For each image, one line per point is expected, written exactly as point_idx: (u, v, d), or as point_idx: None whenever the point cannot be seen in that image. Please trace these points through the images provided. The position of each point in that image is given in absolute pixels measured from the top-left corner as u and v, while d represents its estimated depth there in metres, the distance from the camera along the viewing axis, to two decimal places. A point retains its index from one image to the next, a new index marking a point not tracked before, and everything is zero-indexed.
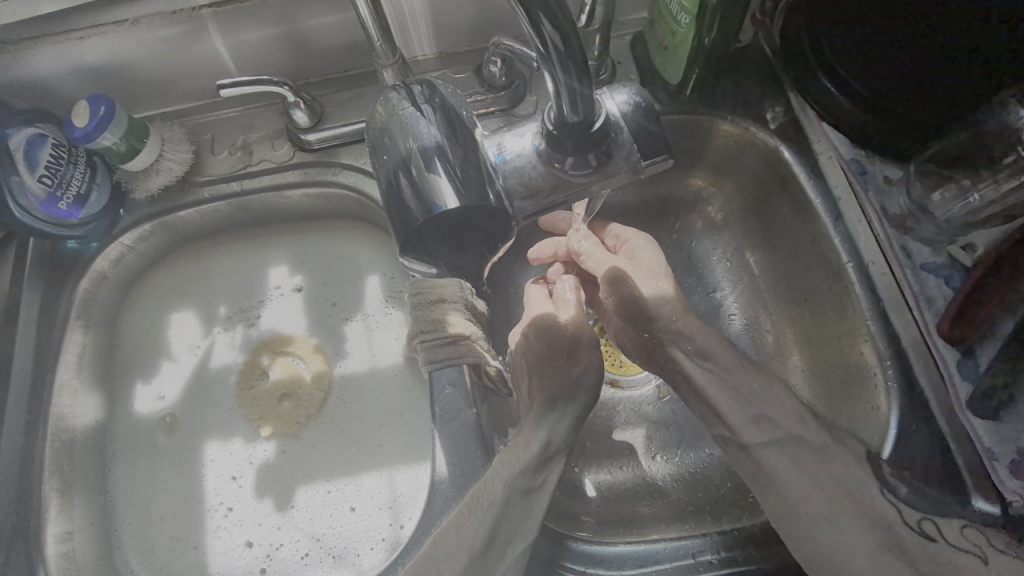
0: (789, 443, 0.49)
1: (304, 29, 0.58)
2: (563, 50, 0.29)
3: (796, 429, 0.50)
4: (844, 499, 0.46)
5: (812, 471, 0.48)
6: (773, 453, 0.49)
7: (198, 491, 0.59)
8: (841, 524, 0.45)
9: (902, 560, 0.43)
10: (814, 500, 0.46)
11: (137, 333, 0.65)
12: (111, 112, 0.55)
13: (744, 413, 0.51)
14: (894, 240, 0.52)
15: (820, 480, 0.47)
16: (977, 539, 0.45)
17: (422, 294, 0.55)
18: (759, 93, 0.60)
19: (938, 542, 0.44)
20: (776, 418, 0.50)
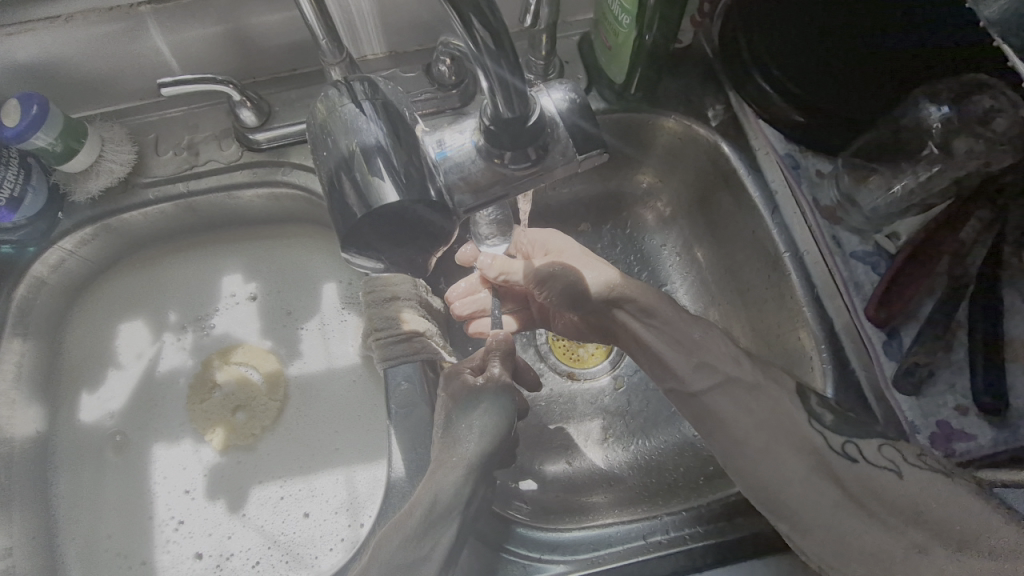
0: (717, 380, 0.51)
1: (249, 27, 0.58)
2: (494, 49, 0.30)
3: (735, 373, 0.51)
4: (781, 429, 0.47)
5: (749, 408, 0.49)
6: (717, 397, 0.50)
7: (147, 508, 0.58)
8: (776, 457, 0.46)
9: (835, 483, 0.44)
10: (753, 438, 0.47)
11: (83, 341, 0.63)
12: (44, 111, 0.53)
13: (688, 363, 0.53)
14: (825, 230, 0.55)
15: (754, 418, 0.48)
16: (894, 457, 0.45)
17: (376, 292, 0.56)
18: (700, 92, 0.62)
19: (859, 463, 0.45)
20: (703, 353, 0.53)
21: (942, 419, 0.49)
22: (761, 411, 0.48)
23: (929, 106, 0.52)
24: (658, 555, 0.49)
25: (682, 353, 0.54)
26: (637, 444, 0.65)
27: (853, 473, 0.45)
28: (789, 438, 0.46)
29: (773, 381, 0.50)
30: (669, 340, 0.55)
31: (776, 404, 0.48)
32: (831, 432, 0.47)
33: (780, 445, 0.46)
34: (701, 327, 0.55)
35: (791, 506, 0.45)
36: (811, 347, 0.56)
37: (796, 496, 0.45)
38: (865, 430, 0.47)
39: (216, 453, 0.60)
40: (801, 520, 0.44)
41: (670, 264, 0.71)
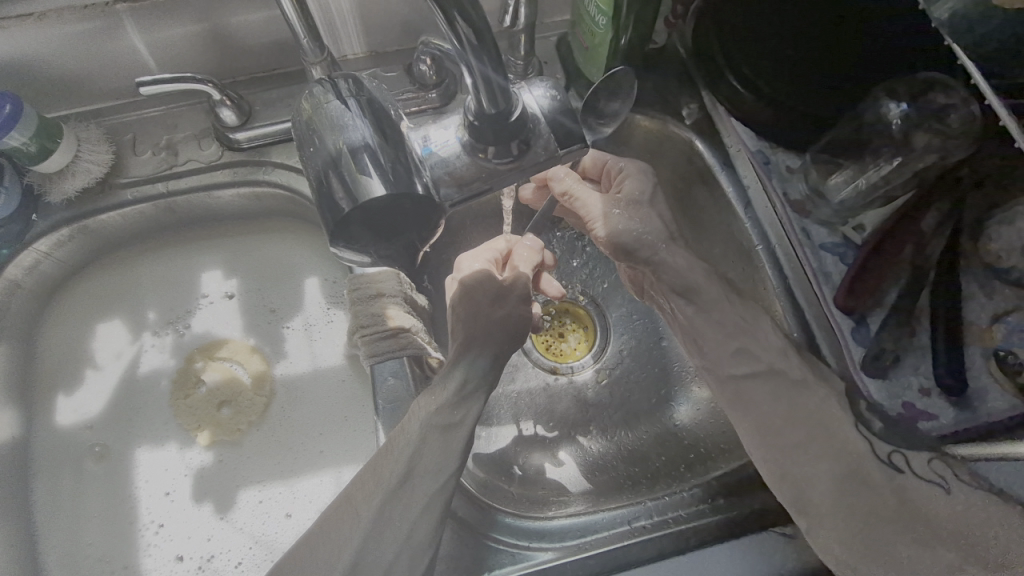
0: (757, 369, 0.54)
1: (228, 26, 0.58)
2: (478, 45, 0.31)
3: (777, 364, 0.53)
4: (826, 430, 0.50)
5: (787, 400, 0.52)
6: (755, 385, 0.54)
7: (130, 510, 0.57)
8: (811, 454, 0.50)
9: (870, 492, 0.48)
10: (791, 430, 0.51)
11: (60, 343, 0.62)
12: (18, 110, 0.52)
13: (726, 347, 0.56)
14: (795, 223, 0.57)
15: (796, 411, 0.52)
16: (942, 471, 0.48)
17: (362, 289, 0.56)
18: (675, 91, 0.65)
19: (904, 473, 0.48)
20: (739, 337, 0.56)
21: (907, 400, 0.51)
22: (800, 406, 0.52)
23: (887, 103, 0.55)
24: (641, 540, 0.50)
25: (722, 336, 0.57)
26: (620, 435, 0.67)
27: (893, 485, 0.48)
28: (835, 441, 0.50)
29: (820, 381, 0.53)
30: (708, 322, 0.58)
31: (818, 403, 0.52)
32: (879, 440, 0.50)
33: (817, 441, 0.50)
34: (745, 311, 0.57)
35: (818, 506, 0.48)
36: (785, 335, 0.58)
37: (827, 498, 0.48)
38: (914, 441, 0.50)
39: (201, 450, 0.59)
40: (825, 522, 0.47)
41: None
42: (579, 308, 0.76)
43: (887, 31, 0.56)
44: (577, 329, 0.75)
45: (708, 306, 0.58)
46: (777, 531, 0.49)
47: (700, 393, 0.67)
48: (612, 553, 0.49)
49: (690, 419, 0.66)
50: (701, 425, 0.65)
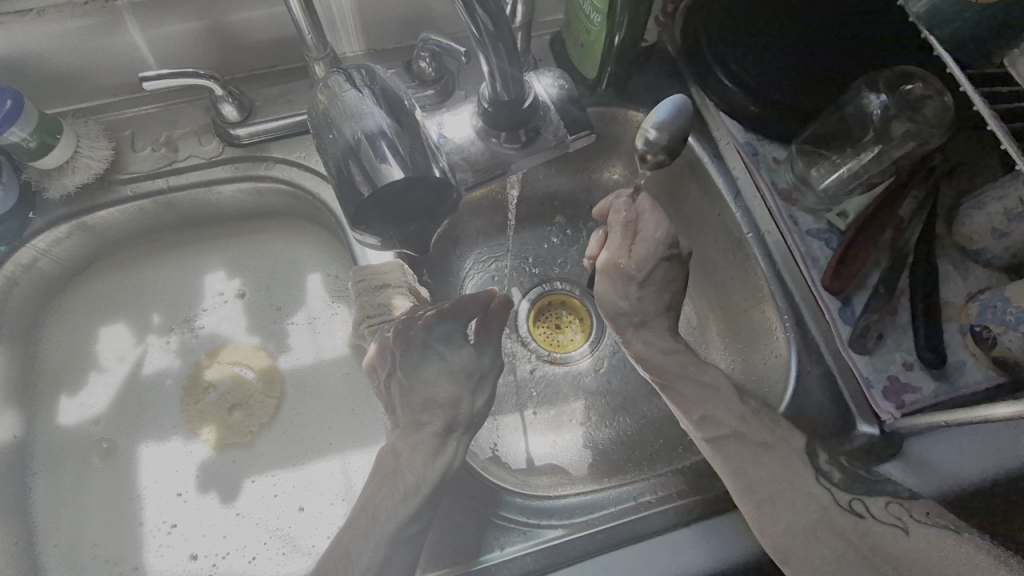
0: (721, 428, 0.52)
1: (229, 24, 0.58)
2: (493, 32, 0.33)
3: (740, 428, 0.51)
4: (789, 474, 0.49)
5: (752, 458, 0.50)
6: (725, 447, 0.51)
7: (137, 511, 0.57)
8: (778, 502, 0.48)
9: (838, 538, 0.46)
10: (758, 482, 0.49)
11: (62, 343, 0.62)
12: (19, 105, 0.52)
13: (694, 411, 0.53)
14: (784, 211, 0.61)
15: (761, 464, 0.50)
16: (899, 512, 0.47)
17: (367, 281, 0.57)
18: (665, 88, 0.67)
19: (866, 518, 0.47)
20: (703, 401, 0.53)
21: (892, 373, 0.55)
22: (767, 465, 0.50)
23: (869, 94, 0.57)
24: (646, 516, 0.51)
25: (687, 398, 0.54)
26: (619, 422, 0.69)
27: (860, 529, 0.46)
28: (797, 489, 0.49)
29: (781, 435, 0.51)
30: (673, 385, 0.55)
31: (781, 459, 0.50)
32: (840, 488, 0.49)
33: (783, 491, 0.49)
34: (708, 371, 0.55)
35: (793, 552, 0.46)
36: (775, 318, 0.60)
37: (798, 540, 0.47)
38: (876, 488, 0.49)
39: (210, 450, 0.59)
40: (803, 565, 0.46)
41: None
42: (575, 300, 0.77)
43: (863, 28, 0.59)
44: (575, 321, 0.76)
45: (667, 369, 0.56)
46: None
47: None
48: (621, 528, 0.50)
49: None
50: None
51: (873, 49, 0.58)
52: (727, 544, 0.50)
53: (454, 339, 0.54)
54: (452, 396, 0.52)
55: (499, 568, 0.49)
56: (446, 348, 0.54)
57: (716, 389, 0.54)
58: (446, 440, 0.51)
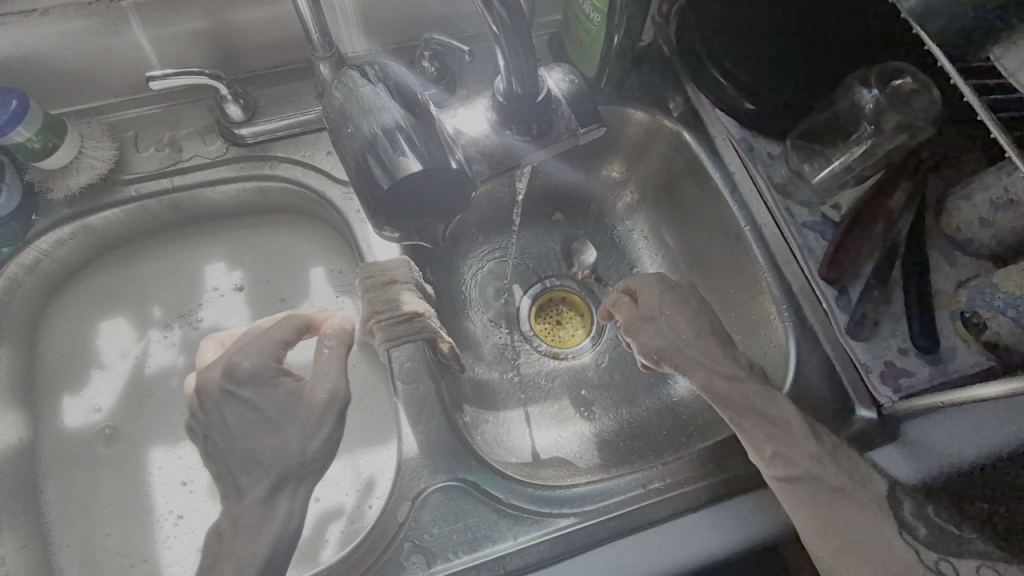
0: (795, 470, 0.49)
1: (232, 24, 0.59)
2: (509, 26, 0.34)
3: (816, 470, 0.49)
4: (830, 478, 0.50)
5: (833, 508, 0.48)
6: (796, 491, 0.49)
7: (145, 503, 0.57)
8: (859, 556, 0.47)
9: None
10: (835, 534, 0.48)
11: (62, 340, 0.61)
12: (24, 105, 0.52)
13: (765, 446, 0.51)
14: (780, 203, 0.62)
15: (843, 518, 0.48)
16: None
17: (374, 277, 0.58)
18: (662, 88, 0.69)
19: None
20: (775, 440, 0.51)
21: (889, 359, 0.56)
22: (846, 514, 0.48)
23: (861, 91, 0.58)
24: (655, 502, 0.52)
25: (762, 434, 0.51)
26: (621, 415, 0.70)
27: None
28: (866, 528, 0.47)
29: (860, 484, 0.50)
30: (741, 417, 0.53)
31: (867, 513, 0.48)
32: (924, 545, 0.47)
33: (863, 545, 0.47)
34: (784, 411, 0.52)
35: None
36: (773, 308, 0.63)
37: None
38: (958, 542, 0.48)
39: None
40: None
41: (644, 248, 0.77)
42: (576, 296, 0.78)
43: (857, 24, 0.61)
44: (575, 317, 0.78)
45: (737, 401, 0.53)
46: None
47: None
48: (631, 514, 0.51)
49: (688, 392, 0.70)
50: (699, 398, 0.69)
51: (865, 43, 0.60)
52: (736, 528, 0.51)
53: (262, 375, 0.49)
54: (274, 445, 0.48)
55: (510, 556, 0.49)
56: (252, 388, 0.49)
57: (790, 431, 0.51)
58: (277, 492, 0.48)
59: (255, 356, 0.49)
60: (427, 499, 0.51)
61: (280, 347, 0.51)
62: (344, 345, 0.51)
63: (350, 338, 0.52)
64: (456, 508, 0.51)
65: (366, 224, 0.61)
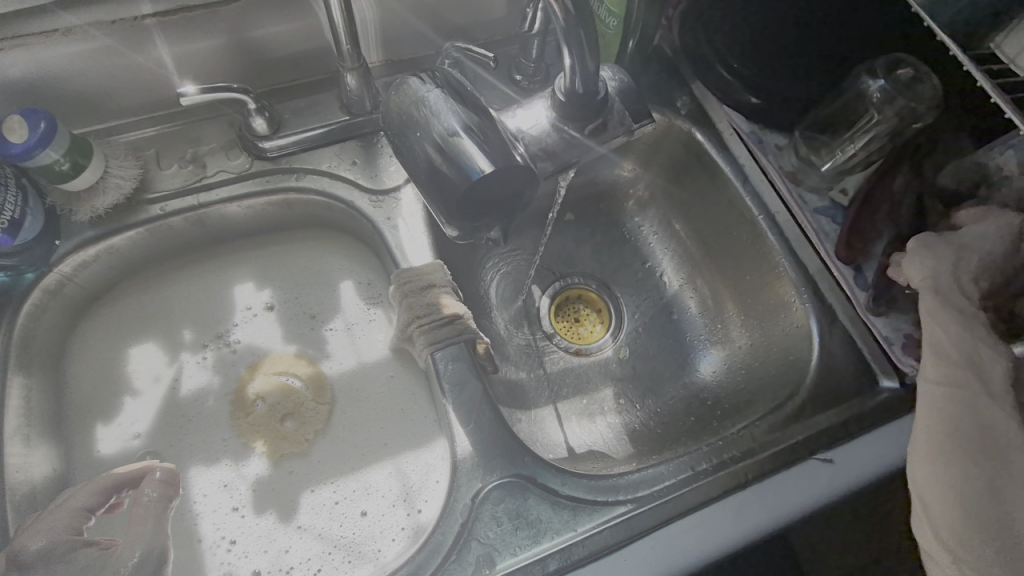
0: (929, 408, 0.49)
1: (253, 39, 0.59)
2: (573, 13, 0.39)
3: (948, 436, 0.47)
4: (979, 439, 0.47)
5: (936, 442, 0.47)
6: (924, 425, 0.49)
7: (193, 529, 0.55)
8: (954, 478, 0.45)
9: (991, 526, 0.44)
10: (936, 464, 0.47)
11: (92, 367, 0.60)
12: (53, 126, 0.51)
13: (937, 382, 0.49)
14: (794, 191, 0.66)
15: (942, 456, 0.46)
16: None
17: (412, 282, 0.58)
18: (669, 87, 0.72)
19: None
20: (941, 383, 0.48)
21: (907, 330, 0.60)
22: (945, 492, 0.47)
23: (868, 79, 0.61)
24: (705, 483, 0.54)
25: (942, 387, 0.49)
26: (649, 405, 0.72)
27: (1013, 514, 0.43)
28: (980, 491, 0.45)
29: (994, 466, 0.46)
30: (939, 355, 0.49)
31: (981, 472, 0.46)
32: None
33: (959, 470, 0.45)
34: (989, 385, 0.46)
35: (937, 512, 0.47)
36: (792, 292, 0.65)
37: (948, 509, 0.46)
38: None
39: (255, 468, 0.58)
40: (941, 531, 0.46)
41: (656, 242, 0.79)
42: (592, 293, 0.79)
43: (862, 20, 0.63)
44: (592, 313, 0.78)
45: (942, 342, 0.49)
46: (820, 458, 0.55)
47: (718, 351, 0.73)
48: (682, 497, 0.53)
49: (712, 375, 0.72)
50: (722, 382, 0.71)
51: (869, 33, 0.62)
52: (784, 500, 0.53)
53: (55, 550, 0.46)
54: None
55: (573, 547, 0.50)
56: (42, 570, 0.46)
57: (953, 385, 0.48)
58: None
59: (47, 535, 0.47)
60: (487, 496, 0.52)
61: (82, 516, 0.49)
62: (160, 505, 0.50)
63: (174, 490, 0.51)
64: (514, 505, 0.52)
65: (399, 232, 0.62)
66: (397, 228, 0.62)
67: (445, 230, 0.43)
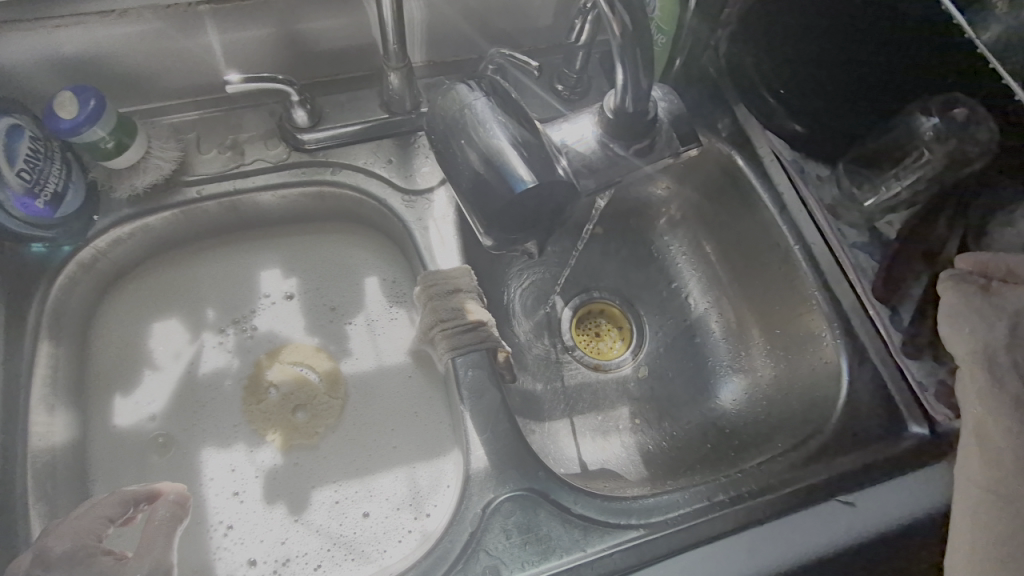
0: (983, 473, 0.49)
1: (302, 31, 0.60)
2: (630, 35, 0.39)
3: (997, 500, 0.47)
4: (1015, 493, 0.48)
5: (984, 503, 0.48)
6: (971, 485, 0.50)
7: (197, 512, 0.55)
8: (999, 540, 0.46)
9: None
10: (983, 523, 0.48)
11: (116, 340, 0.60)
12: (102, 105, 0.52)
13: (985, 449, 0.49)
14: (832, 225, 0.65)
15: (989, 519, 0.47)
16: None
17: (440, 285, 0.58)
18: (710, 107, 0.71)
19: None
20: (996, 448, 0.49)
21: (941, 376, 0.59)
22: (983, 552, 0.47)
23: (922, 118, 0.59)
24: (719, 514, 0.53)
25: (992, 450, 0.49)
26: (664, 428, 0.70)
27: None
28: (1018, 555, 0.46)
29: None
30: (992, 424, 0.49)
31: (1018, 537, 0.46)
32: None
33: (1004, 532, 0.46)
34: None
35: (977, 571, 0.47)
36: (824, 326, 0.63)
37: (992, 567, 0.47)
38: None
39: (267, 460, 0.58)
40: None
41: (685, 264, 0.78)
42: (614, 309, 0.78)
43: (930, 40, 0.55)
44: (614, 330, 0.77)
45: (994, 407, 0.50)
46: (841, 500, 0.54)
47: (740, 379, 0.71)
48: (695, 527, 0.52)
49: (732, 404, 0.70)
50: (741, 412, 0.69)
51: (943, 54, 0.55)
52: (800, 542, 0.51)
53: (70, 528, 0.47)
54: None
55: (582, 567, 0.50)
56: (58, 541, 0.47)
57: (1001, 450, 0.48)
58: None
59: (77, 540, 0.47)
60: (498, 507, 0.52)
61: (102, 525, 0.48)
62: (169, 527, 0.48)
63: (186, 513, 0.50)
64: (526, 517, 0.52)
65: (429, 231, 0.62)
66: (428, 230, 0.62)
67: (482, 241, 0.43)
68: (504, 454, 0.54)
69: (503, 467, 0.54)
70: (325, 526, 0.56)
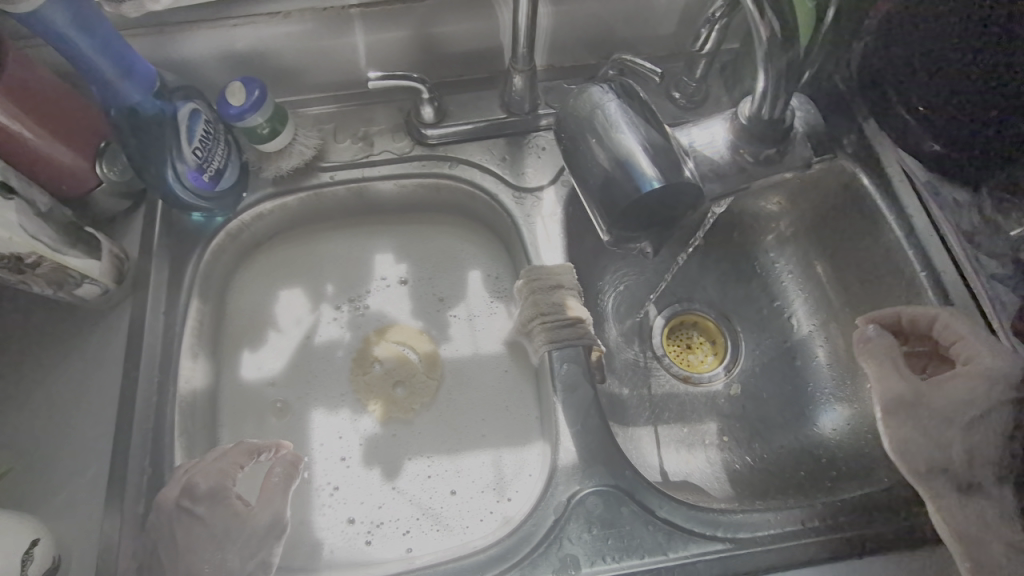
0: None
1: (436, 34, 0.64)
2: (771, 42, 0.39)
3: None
4: None
5: None
6: None
7: (308, 470, 0.60)
8: None
9: None
10: None
11: (250, 304, 0.68)
12: (264, 96, 0.59)
13: None
14: (970, 253, 0.60)
15: None
16: None
17: (543, 280, 0.60)
18: (834, 121, 0.68)
19: None
20: None
21: None
22: None
23: None
24: (813, 542, 0.51)
25: None
26: (754, 449, 0.68)
27: None
28: None
29: None
30: None
31: None
32: None
33: None
34: None
35: None
36: None
37: None
38: None
39: (369, 429, 0.62)
40: None
41: (792, 282, 0.74)
42: (708, 322, 0.76)
43: None
44: (707, 343, 0.75)
45: None
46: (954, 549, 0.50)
47: (844, 409, 0.67)
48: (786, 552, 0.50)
49: (832, 433, 0.67)
50: (842, 443, 0.66)
51: None
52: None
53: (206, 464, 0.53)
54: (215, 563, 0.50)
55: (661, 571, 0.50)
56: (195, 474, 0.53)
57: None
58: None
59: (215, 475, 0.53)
60: (583, 500, 0.53)
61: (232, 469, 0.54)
62: (284, 484, 0.54)
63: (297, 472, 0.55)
64: (610, 515, 0.52)
65: (535, 228, 0.64)
66: (535, 227, 0.64)
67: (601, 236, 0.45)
68: (593, 451, 0.55)
69: (591, 464, 0.54)
70: (416, 497, 0.59)
